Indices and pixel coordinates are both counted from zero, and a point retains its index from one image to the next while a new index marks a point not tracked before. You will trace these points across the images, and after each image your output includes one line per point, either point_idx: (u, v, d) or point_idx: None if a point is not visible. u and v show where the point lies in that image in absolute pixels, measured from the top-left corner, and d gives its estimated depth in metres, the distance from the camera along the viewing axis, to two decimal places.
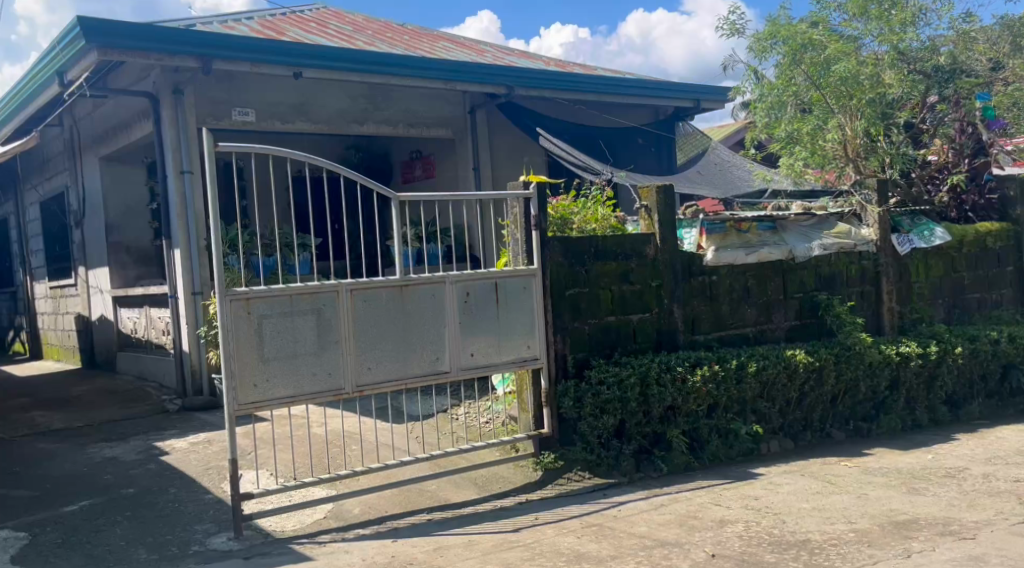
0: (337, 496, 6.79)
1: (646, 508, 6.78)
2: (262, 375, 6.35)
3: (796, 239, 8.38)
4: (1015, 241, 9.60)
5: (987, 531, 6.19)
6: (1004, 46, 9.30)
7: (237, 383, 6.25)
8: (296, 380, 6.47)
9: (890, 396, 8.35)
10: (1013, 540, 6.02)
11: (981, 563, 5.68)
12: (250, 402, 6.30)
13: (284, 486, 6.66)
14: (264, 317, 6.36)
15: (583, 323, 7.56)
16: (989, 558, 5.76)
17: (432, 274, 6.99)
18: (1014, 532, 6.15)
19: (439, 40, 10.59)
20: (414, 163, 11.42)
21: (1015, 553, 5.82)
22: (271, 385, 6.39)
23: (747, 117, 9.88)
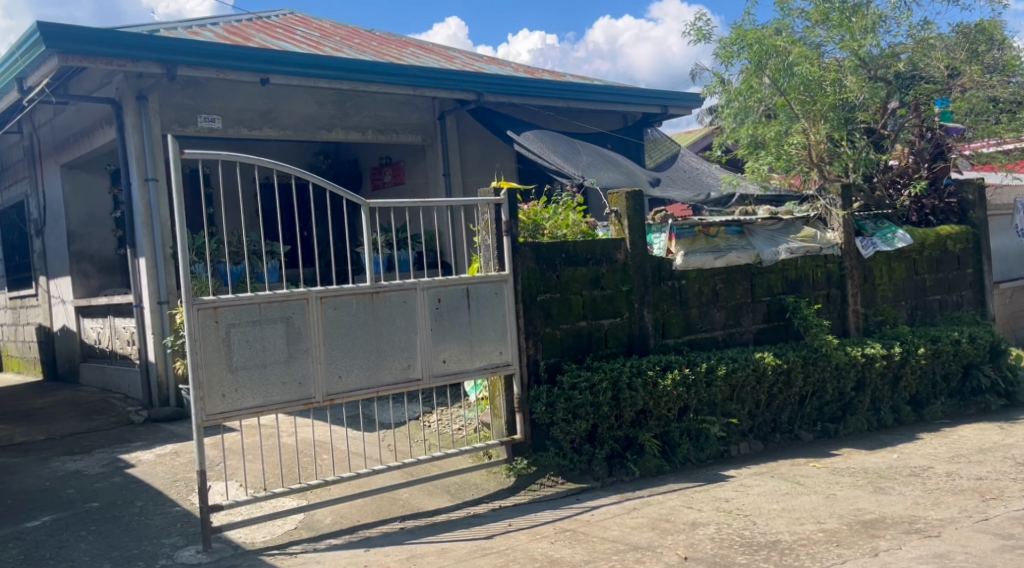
0: (307, 506, 6.74)
1: (619, 511, 6.82)
2: (231, 385, 6.29)
3: (763, 243, 8.50)
4: (975, 244, 9.81)
5: (952, 529, 6.31)
6: (961, 54, 9.32)
7: (205, 393, 6.19)
8: (265, 390, 6.42)
9: (856, 397, 8.49)
10: (976, 537, 6.15)
11: (946, 560, 5.80)
12: (218, 413, 6.24)
13: (255, 496, 6.59)
14: (231, 326, 6.30)
15: (555, 328, 7.59)
16: (954, 555, 5.88)
17: (403, 280, 6.98)
18: (977, 529, 6.29)
19: (407, 46, 10.59)
20: (384, 170, 11.38)
21: (978, 550, 5.94)
22: (240, 395, 6.33)
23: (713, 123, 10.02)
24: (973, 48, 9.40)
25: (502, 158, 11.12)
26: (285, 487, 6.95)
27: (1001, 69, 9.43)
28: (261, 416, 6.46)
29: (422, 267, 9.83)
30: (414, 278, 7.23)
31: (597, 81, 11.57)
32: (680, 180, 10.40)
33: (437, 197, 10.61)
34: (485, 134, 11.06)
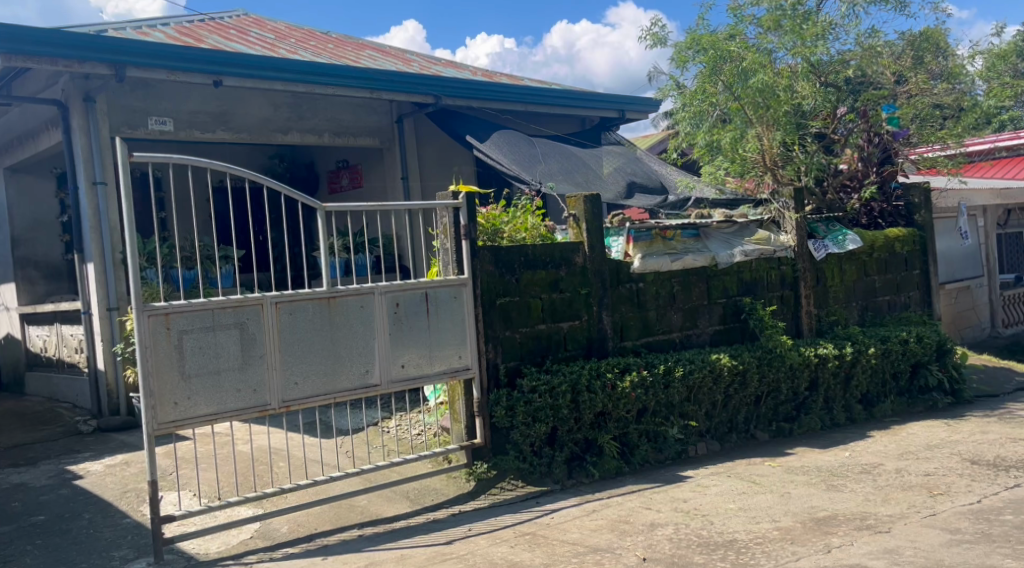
0: (263, 515, 6.64)
1: (578, 514, 6.85)
2: (183, 393, 6.19)
3: (719, 246, 8.63)
4: (922, 246, 10.10)
5: (901, 524, 6.47)
6: (907, 61, 9.58)
7: (156, 401, 6.08)
8: (218, 397, 6.32)
9: (810, 397, 8.67)
10: (925, 532, 6.31)
11: (896, 555, 5.93)
12: (170, 421, 6.13)
13: (209, 506, 6.48)
14: (183, 333, 6.19)
15: (514, 332, 7.62)
16: (902, 550, 6.02)
17: (360, 285, 6.92)
18: (925, 524, 6.45)
19: (364, 48, 10.53)
20: (341, 173, 11.29)
21: (926, 545, 6.09)
22: (193, 403, 6.22)
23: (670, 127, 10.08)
24: (919, 56, 9.62)
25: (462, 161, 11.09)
26: (241, 496, 6.83)
27: (946, 76, 9.68)
28: (214, 424, 6.36)
29: (379, 271, 9.77)
30: (371, 282, 7.18)
31: (555, 85, 11.62)
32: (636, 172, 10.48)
33: (396, 200, 10.55)
34: (444, 138, 11.04)
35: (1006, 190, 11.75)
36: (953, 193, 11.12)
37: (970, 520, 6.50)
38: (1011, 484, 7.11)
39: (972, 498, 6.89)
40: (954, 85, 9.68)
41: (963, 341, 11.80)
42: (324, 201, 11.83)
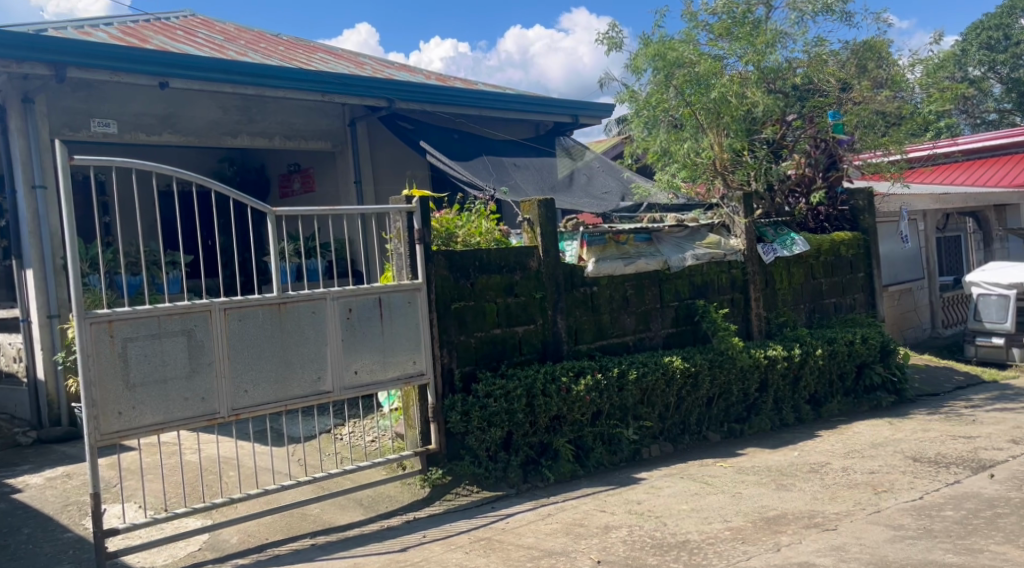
0: (212, 526, 6.50)
1: (533, 518, 6.85)
2: (128, 402, 6.04)
3: (671, 249, 8.75)
4: (866, 249, 10.38)
5: (847, 522, 6.62)
6: (851, 70, 9.66)
7: (99, 411, 5.92)
8: (164, 407, 6.18)
9: (760, 398, 8.83)
10: (870, 529, 6.46)
11: (842, 552, 6.05)
12: (114, 432, 5.98)
13: (155, 518, 6.31)
14: (128, 341, 6.04)
15: (469, 336, 7.61)
16: (849, 546, 6.14)
17: (312, 291, 6.82)
18: (870, 521, 6.61)
19: (315, 51, 10.42)
20: (293, 176, 11.16)
21: (871, 541, 6.23)
22: (138, 412, 6.08)
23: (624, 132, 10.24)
24: (862, 65, 9.74)
25: (415, 166, 11.03)
26: (188, 506, 6.68)
27: (888, 85, 9.75)
28: (160, 433, 6.22)
29: (332, 276, 9.68)
30: (323, 287, 7.09)
31: (508, 89, 11.59)
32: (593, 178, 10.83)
33: (348, 205, 10.46)
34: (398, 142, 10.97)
35: (944, 195, 12.11)
36: (894, 198, 11.46)
37: (912, 515, 6.68)
38: (951, 480, 7.33)
39: (914, 495, 7.09)
40: (897, 92, 9.78)
41: (905, 341, 12.19)
42: (273, 204, 11.69)
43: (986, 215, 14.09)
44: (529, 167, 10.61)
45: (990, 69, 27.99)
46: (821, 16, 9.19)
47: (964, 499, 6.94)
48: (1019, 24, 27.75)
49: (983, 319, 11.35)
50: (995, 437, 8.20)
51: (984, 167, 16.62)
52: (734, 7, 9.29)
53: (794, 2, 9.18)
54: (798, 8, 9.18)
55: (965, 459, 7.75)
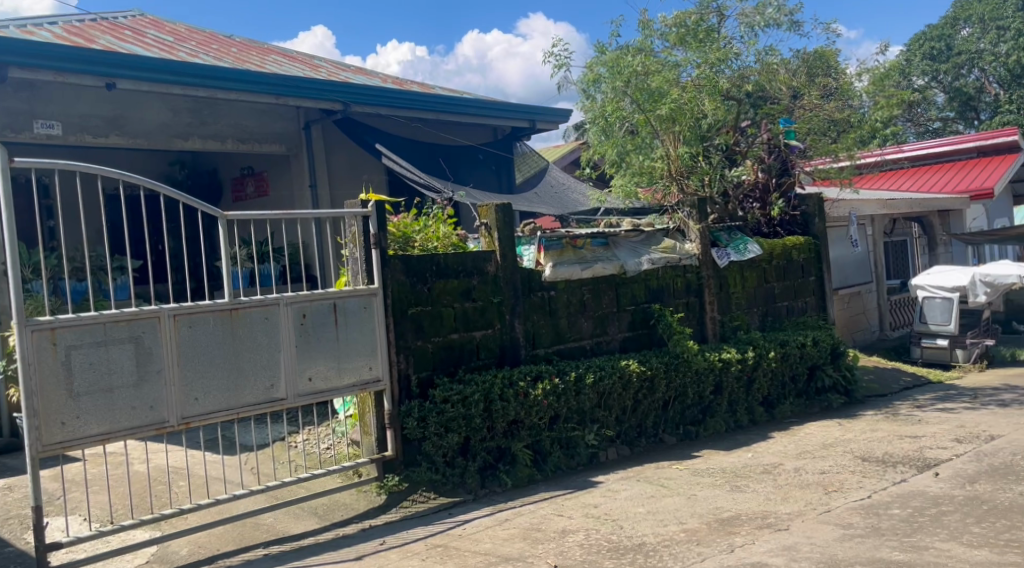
0: (161, 538, 6.32)
1: (491, 523, 6.83)
2: (72, 412, 5.86)
3: (627, 254, 8.85)
4: (817, 253, 10.61)
5: (798, 521, 6.73)
6: (801, 77, 9.85)
7: (41, 422, 5.73)
8: (110, 416, 6.01)
9: (715, 401, 8.94)
10: (821, 529, 6.56)
11: (794, 552, 6.13)
12: (57, 442, 5.80)
13: (100, 531, 6.12)
14: (72, 348, 5.86)
15: (427, 342, 7.56)
16: (801, 546, 6.22)
17: (265, 296, 6.70)
18: (821, 520, 6.72)
19: (269, 53, 10.29)
20: (246, 180, 11.00)
21: (822, 540, 6.32)
22: (82, 422, 5.90)
23: (581, 139, 10.22)
24: (810, 74, 9.90)
25: (371, 171, 10.95)
26: (135, 518, 6.49)
27: (837, 93, 10.03)
28: (107, 443, 6.05)
29: (285, 282, 9.55)
30: (276, 293, 6.97)
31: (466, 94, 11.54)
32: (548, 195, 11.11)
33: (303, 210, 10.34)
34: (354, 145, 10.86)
35: (890, 201, 12.48)
36: (844, 203, 11.66)
37: (861, 514, 6.80)
38: (898, 479, 7.50)
39: (863, 494, 7.24)
40: (845, 101, 10.03)
41: (855, 344, 12.51)
42: (223, 209, 11.51)
43: (931, 220, 14.74)
44: None
45: (934, 78, 29.09)
46: (770, 29, 9.38)
47: (911, 497, 7.09)
48: (960, 35, 28.66)
49: (928, 321, 11.66)
50: (940, 437, 8.43)
51: (929, 174, 17.12)
52: (687, 17, 9.44)
53: (744, 14, 9.39)
54: (748, 21, 9.39)
55: (912, 459, 7.94)
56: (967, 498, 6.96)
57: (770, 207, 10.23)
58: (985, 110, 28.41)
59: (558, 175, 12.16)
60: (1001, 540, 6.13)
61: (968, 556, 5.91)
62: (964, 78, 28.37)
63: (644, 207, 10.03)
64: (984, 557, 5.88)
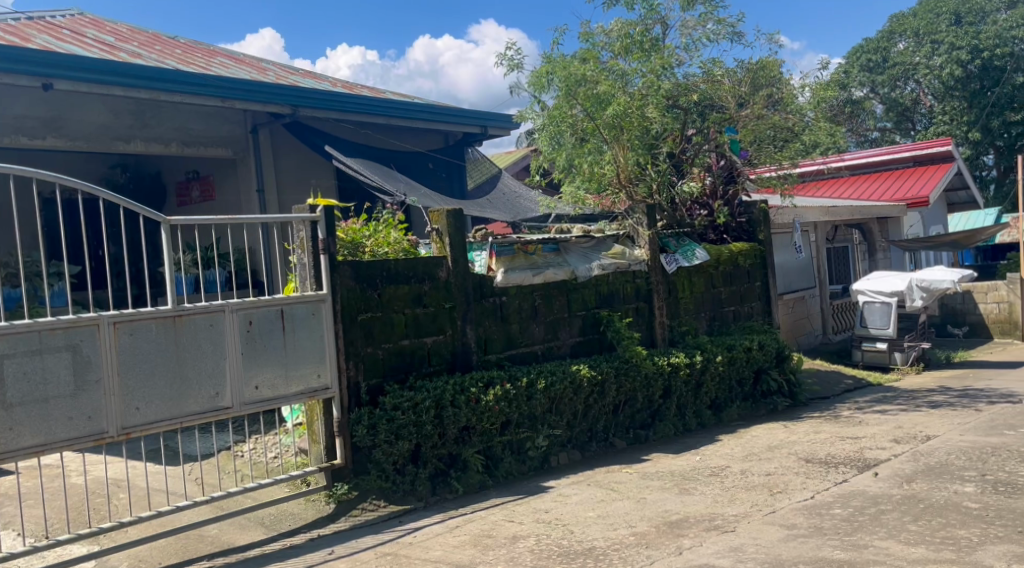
0: (99, 552, 6.12)
1: (441, 531, 6.78)
2: (5, 423, 5.67)
3: (577, 260, 8.92)
4: (762, 260, 10.83)
5: (744, 523, 6.82)
6: (744, 87, 9.91)
7: None
8: (46, 427, 5.82)
9: (664, 404, 9.08)
10: (766, 529, 6.67)
11: (740, 553, 6.21)
12: None
13: (35, 546, 5.91)
14: (6, 357, 5.67)
15: (377, 348, 7.49)
16: (746, 547, 6.31)
17: (209, 303, 6.56)
18: (766, 521, 6.83)
19: (215, 55, 10.11)
20: (191, 184, 10.79)
21: (767, 541, 6.43)
22: (16, 434, 5.71)
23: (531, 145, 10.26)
24: (755, 84, 9.96)
25: (320, 176, 10.83)
26: (72, 533, 6.28)
27: (780, 103, 10.18)
28: (42, 455, 5.85)
29: (231, 288, 9.38)
30: (221, 299, 6.83)
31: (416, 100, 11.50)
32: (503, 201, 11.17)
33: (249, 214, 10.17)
34: (302, 150, 10.72)
35: (832, 208, 12.85)
36: (789, 210, 11.95)
37: (804, 515, 6.94)
38: (840, 479, 7.68)
39: (806, 495, 7.40)
40: (786, 112, 10.22)
41: (800, 347, 12.78)
42: (165, 213, 11.26)
43: (870, 227, 14.99)
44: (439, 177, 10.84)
45: (871, 90, 30.13)
46: (714, 40, 9.55)
47: (851, 497, 7.27)
48: (897, 48, 29.73)
49: (868, 325, 11.96)
50: (879, 438, 8.67)
51: (867, 182, 17.64)
52: (631, 28, 9.45)
53: (687, 26, 9.55)
54: (690, 32, 9.55)
55: (852, 459, 8.15)
56: (905, 497, 7.16)
57: (716, 212, 10.48)
58: (921, 120, 29.86)
59: (510, 181, 12.22)
60: (937, 538, 6.31)
61: (906, 553, 6.06)
62: (900, 90, 29.34)
63: (593, 213, 10.29)
64: (920, 554, 6.03)
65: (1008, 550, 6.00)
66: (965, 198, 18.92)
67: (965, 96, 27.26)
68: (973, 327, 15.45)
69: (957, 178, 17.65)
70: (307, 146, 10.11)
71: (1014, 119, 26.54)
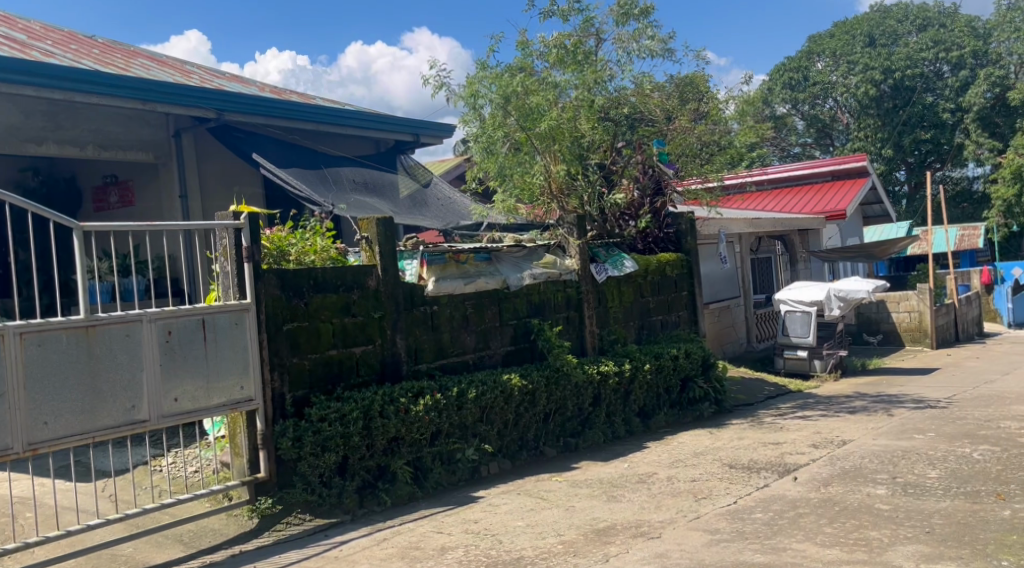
0: None
1: (368, 543, 6.63)
2: None
3: (509, 269, 8.95)
4: (689, 269, 11.05)
5: (670, 529, 6.89)
6: (674, 101, 10.23)
7: None
8: None
9: (593, 412, 9.17)
10: (690, 535, 6.76)
11: (666, 559, 6.28)
12: None
13: None
14: None
15: (303, 358, 7.33)
16: (672, 553, 6.39)
17: (125, 313, 6.30)
18: (691, 527, 6.93)
19: (135, 56, 9.78)
20: (109, 189, 10.42)
21: (691, 547, 6.52)
22: None
23: (463, 154, 10.26)
24: (682, 98, 10.31)
25: (243, 183, 10.57)
26: None
27: (706, 117, 10.43)
28: None
29: (150, 297, 9.10)
30: (138, 309, 6.57)
31: (346, 106, 11.37)
32: (434, 207, 11.15)
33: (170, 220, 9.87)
34: (226, 155, 10.45)
35: (755, 220, 13.28)
36: (714, 222, 12.31)
37: (727, 520, 7.07)
38: (761, 484, 7.86)
39: (729, 500, 7.54)
40: (714, 125, 10.44)
41: (724, 355, 13.10)
42: (80, 220, 10.84)
43: (792, 238, 15.48)
44: (367, 184, 10.75)
45: (795, 106, 31.68)
46: (644, 58, 9.70)
47: (771, 501, 7.44)
48: (816, 67, 31.10)
49: (789, 334, 12.33)
50: (799, 443, 8.94)
51: (788, 195, 18.26)
52: (566, 40, 9.65)
53: (621, 39, 9.70)
54: (624, 45, 9.70)
55: (773, 464, 8.37)
56: (821, 500, 7.38)
57: (641, 221, 10.42)
58: (839, 136, 31.45)
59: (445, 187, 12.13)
60: (851, 539, 6.51)
61: (821, 555, 6.22)
62: (820, 107, 31.10)
63: (526, 222, 10.32)
64: (835, 555, 6.20)
65: (917, 549, 6.22)
66: (879, 212, 19.74)
67: (880, 114, 29.48)
68: (887, 335, 16.07)
69: (872, 193, 18.39)
70: (234, 153, 9.87)
71: (924, 137, 28.77)
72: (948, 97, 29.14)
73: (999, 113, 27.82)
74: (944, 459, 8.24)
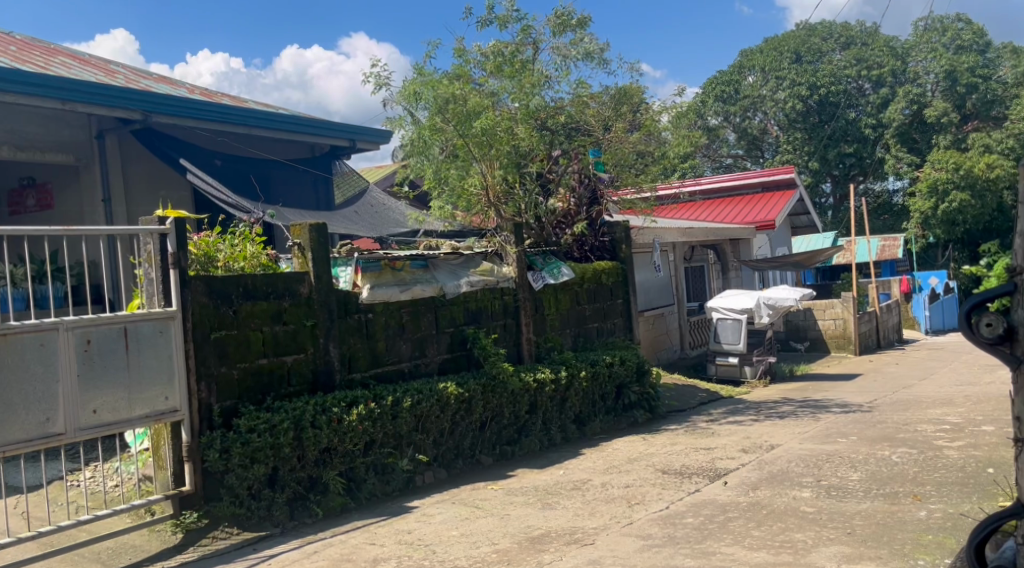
0: None
1: (298, 557, 6.45)
2: None
3: (445, 276, 8.89)
4: (624, 277, 11.18)
5: (603, 535, 6.91)
6: (608, 111, 10.40)
7: None
8: None
9: (530, 419, 9.18)
10: (624, 541, 6.78)
11: (599, 565, 6.28)
12: None
13: None
14: None
15: (231, 368, 7.10)
16: (605, 559, 6.40)
17: (40, 321, 6.01)
18: (624, 533, 6.96)
19: (55, 53, 9.38)
20: (26, 191, 10.02)
21: (624, 553, 6.54)
22: None
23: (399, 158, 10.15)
24: (617, 107, 10.45)
25: (167, 187, 10.25)
26: None
27: (640, 128, 10.59)
28: None
29: (67, 304, 8.72)
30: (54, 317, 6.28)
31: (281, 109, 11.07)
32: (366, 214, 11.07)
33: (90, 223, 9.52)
34: (149, 157, 10.13)
35: (689, 230, 13.47)
36: (649, 231, 12.48)
37: (659, 525, 7.12)
38: (692, 489, 7.95)
39: (662, 505, 7.61)
40: (649, 137, 10.63)
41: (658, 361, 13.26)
42: None
43: (723, 247, 15.80)
44: None
45: (726, 118, 32.65)
46: (580, 63, 9.78)
47: (702, 506, 7.54)
48: (746, 81, 31.95)
49: (721, 341, 12.54)
50: (730, 448, 9.10)
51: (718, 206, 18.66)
52: (503, 48, 9.61)
53: (559, 48, 9.73)
54: (562, 53, 9.75)
55: (704, 469, 8.48)
56: (750, 504, 7.51)
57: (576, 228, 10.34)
58: (768, 148, 32.48)
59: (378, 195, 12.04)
60: (778, 542, 6.62)
61: (750, 558, 6.31)
62: (750, 119, 32.02)
63: (464, 227, 10.43)
64: (763, 558, 6.30)
65: (841, 550, 6.38)
66: (805, 222, 20.30)
67: (806, 128, 30.68)
68: (813, 342, 16.54)
69: (799, 204, 18.89)
70: (157, 156, 9.56)
71: (847, 151, 30.03)
72: (869, 114, 30.14)
73: (917, 129, 29.34)
74: (865, 462, 8.49)
